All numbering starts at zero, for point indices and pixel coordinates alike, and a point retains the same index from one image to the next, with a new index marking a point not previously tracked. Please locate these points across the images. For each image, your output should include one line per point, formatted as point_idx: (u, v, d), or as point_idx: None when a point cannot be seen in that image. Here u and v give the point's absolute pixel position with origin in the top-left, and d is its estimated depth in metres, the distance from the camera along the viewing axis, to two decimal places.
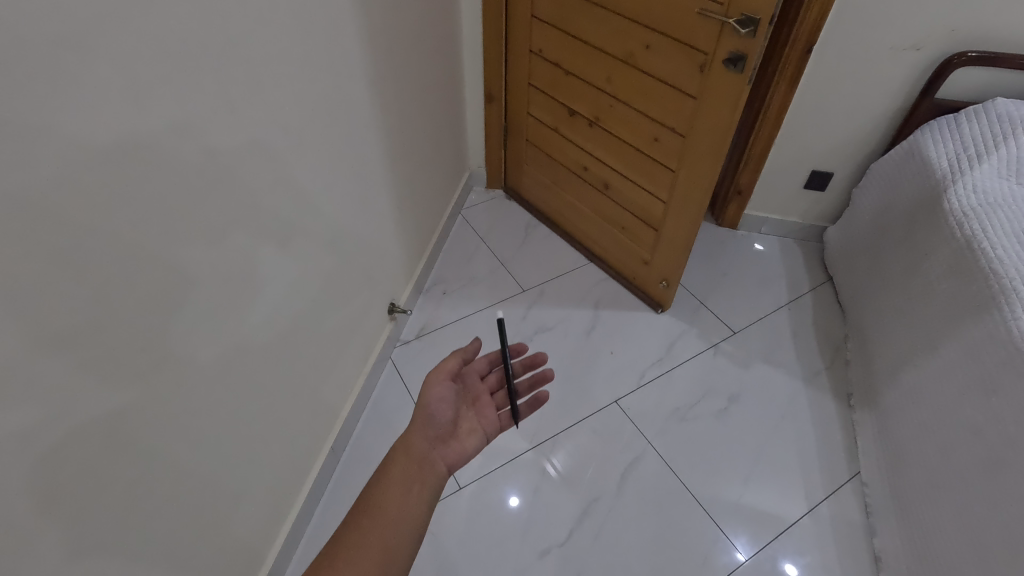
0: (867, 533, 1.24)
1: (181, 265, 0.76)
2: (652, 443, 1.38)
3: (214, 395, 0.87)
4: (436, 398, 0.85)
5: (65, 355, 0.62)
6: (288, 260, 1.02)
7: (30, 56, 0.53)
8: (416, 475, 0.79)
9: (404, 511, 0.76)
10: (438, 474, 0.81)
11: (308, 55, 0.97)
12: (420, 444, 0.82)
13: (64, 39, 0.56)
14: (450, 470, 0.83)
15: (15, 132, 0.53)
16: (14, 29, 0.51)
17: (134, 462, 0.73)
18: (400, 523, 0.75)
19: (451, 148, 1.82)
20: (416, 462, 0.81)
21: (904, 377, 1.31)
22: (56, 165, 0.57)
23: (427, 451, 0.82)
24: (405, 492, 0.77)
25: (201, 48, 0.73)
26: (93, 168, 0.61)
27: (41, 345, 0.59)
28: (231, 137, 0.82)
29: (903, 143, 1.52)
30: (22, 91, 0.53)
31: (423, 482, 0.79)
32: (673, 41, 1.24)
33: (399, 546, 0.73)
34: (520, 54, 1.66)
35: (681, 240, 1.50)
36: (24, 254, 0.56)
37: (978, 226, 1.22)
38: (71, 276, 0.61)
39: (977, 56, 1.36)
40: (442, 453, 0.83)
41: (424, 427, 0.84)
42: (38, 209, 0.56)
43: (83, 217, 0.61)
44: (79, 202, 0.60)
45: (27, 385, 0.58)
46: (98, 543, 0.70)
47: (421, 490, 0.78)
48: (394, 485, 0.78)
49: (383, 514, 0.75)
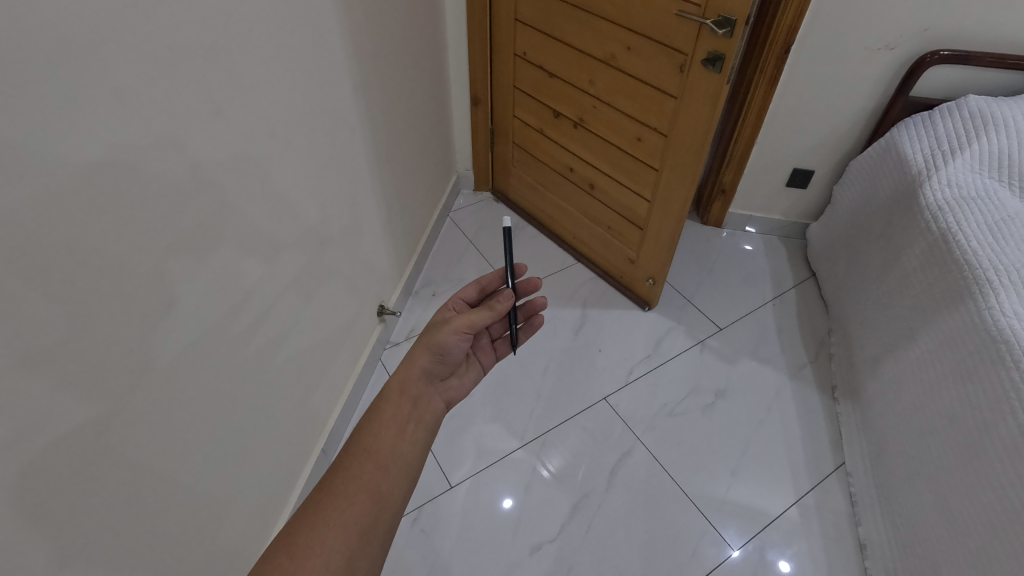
0: (851, 522, 1.26)
1: (167, 268, 0.76)
2: (640, 439, 1.40)
3: (203, 397, 0.88)
4: (454, 342, 0.83)
5: (49, 362, 0.62)
6: (275, 262, 1.03)
7: (11, 63, 0.54)
8: (409, 420, 0.78)
9: (396, 458, 0.74)
10: (430, 420, 0.81)
11: (293, 59, 0.99)
12: (419, 374, 0.82)
13: (41, 46, 0.56)
14: (446, 404, 0.86)
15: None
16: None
17: (120, 466, 0.73)
18: (391, 470, 0.72)
19: (438, 151, 1.84)
20: (409, 403, 0.79)
21: (885, 368, 1.33)
22: (38, 170, 0.58)
23: (423, 387, 0.83)
24: (398, 438, 0.76)
25: (184, 52, 0.74)
26: (74, 175, 0.62)
27: (25, 349, 0.59)
28: (218, 140, 0.83)
29: (880, 140, 1.55)
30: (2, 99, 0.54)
31: (419, 422, 0.79)
32: (653, 42, 1.26)
33: (390, 490, 0.71)
34: (505, 57, 1.68)
35: (666, 237, 1.52)
36: (6, 259, 0.56)
37: (953, 220, 1.25)
38: (52, 280, 0.61)
39: (949, 54, 1.40)
40: (438, 390, 0.85)
41: (429, 361, 0.83)
42: (20, 215, 0.57)
43: (65, 222, 0.61)
44: (60, 207, 0.61)
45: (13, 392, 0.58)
46: (86, 546, 0.70)
47: (415, 432, 0.78)
48: (387, 426, 0.76)
49: (375, 459, 0.72)
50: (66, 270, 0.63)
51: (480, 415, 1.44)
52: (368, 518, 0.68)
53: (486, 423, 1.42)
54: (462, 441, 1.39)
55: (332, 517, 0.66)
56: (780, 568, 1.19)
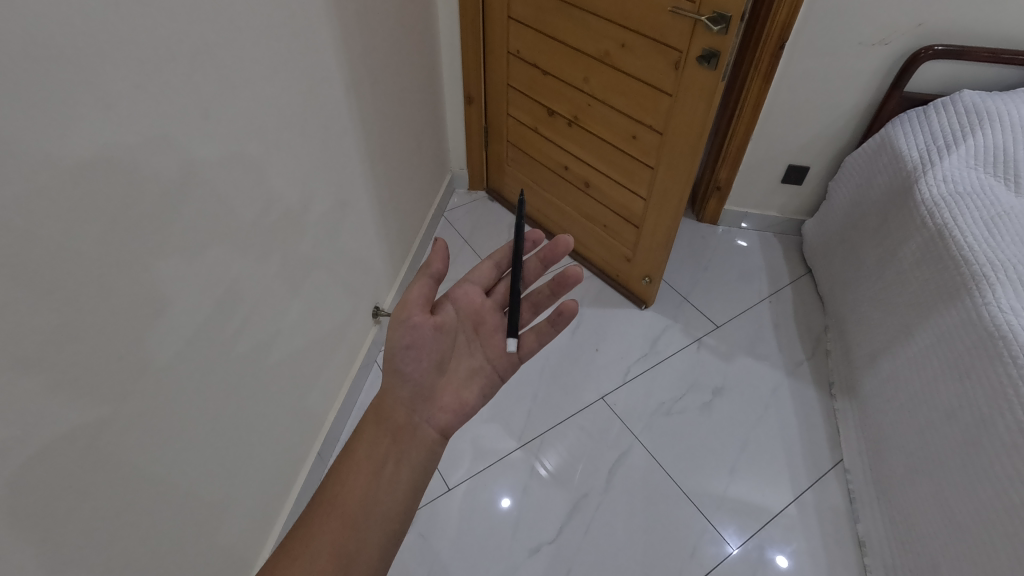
0: (850, 519, 1.26)
1: (156, 274, 0.75)
2: (639, 438, 1.40)
3: (197, 402, 0.86)
4: (402, 347, 0.78)
5: (38, 371, 0.61)
6: (268, 264, 1.01)
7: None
8: (386, 460, 0.75)
9: (366, 510, 0.70)
10: (415, 458, 0.76)
11: (284, 59, 0.97)
12: (396, 400, 0.78)
13: (31, 52, 0.55)
14: (442, 433, 0.79)
15: None
16: None
17: (112, 477, 0.72)
18: (359, 527, 0.69)
19: (432, 150, 1.83)
20: (388, 436, 0.76)
21: (882, 365, 1.33)
22: (26, 176, 0.56)
23: (406, 415, 0.78)
24: (371, 483, 0.72)
25: (173, 55, 0.73)
26: (65, 182, 0.60)
27: (12, 358, 0.58)
28: (208, 143, 0.81)
29: (875, 136, 1.55)
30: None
31: (400, 460, 0.75)
32: (648, 39, 1.25)
33: (358, 551, 0.67)
34: (499, 55, 1.67)
35: (662, 235, 1.51)
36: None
37: (948, 215, 1.25)
38: (42, 290, 0.60)
39: (943, 49, 1.39)
40: (428, 416, 0.79)
41: (398, 385, 0.79)
42: (8, 223, 0.55)
43: (53, 231, 0.60)
44: (46, 216, 0.59)
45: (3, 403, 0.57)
46: (77, 557, 0.69)
47: (395, 472, 0.74)
48: (360, 468, 0.73)
49: (339, 515, 0.69)
50: (53, 277, 0.61)
51: (476, 415, 1.43)
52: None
53: (482, 423, 1.42)
54: (460, 442, 1.38)
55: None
56: (778, 563, 1.19)
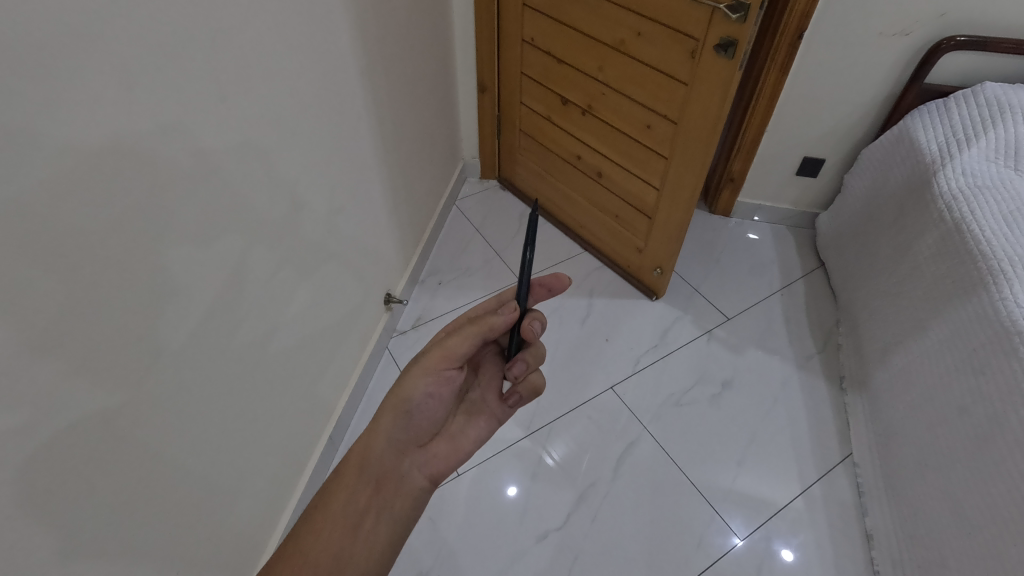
0: (858, 513, 1.26)
1: (173, 256, 0.76)
2: (647, 428, 1.40)
3: (210, 383, 0.88)
4: (423, 392, 0.82)
5: (56, 347, 0.62)
6: (280, 249, 1.02)
7: (25, 47, 0.54)
8: (367, 512, 0.78)
9: (341, 561, 0.74)
10: (397, 507, 0.80)
11: (301, 45, 0.98)
12: (385, 446, 0.81)
13: (52, 35, 0.56)
14: (432, 478, 0.84)
15: (12, 125, 0.54)
16: (12, 20, 0.52)
17: (127, 457, 0.73)
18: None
19: (444, 139, 1.82)
20: (370, 487, 0.80)
21: (895, 359, 1.32)
22: (51, 153, 0.58)
23: (392, 461, 0.82)
24: (349, 537, 0.76)
25: (191, 38, 0.74)
26: (85, 160, 0.62)
27: (34, 336, 0.59)
28: (225, 127, 0.82)
29: (893, 128, 1.53)
30: (17, 83, 0.54)
31: (381, 512, 0.79)
32: (664, 28, 1.24)
33: None
34: (513, 43, 1.66)
35: (674, 226, 1.50)
36: (21, 246, 0.57)
37: (967, 209, 1.23)
38: (65, 266, 0.62)
39: (966, 40, 1.37)
40: (417, 463, 0.83)
41: (397, 429, 0.82)
42: (30, 200, 0.57)
43: (76, 207, 0.62)
44: (67, 191, 0.60)
45: (18, 380, 0.58)
46: (95, 535, 0.70)
47: (376, 522, 0.78)
48: (337, 525, 0.76)
49: (313, 567, 0.73)
50: (76, 254, 0.63)
51: None
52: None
53: None
54: None
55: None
56: (783, 557, 1.19)
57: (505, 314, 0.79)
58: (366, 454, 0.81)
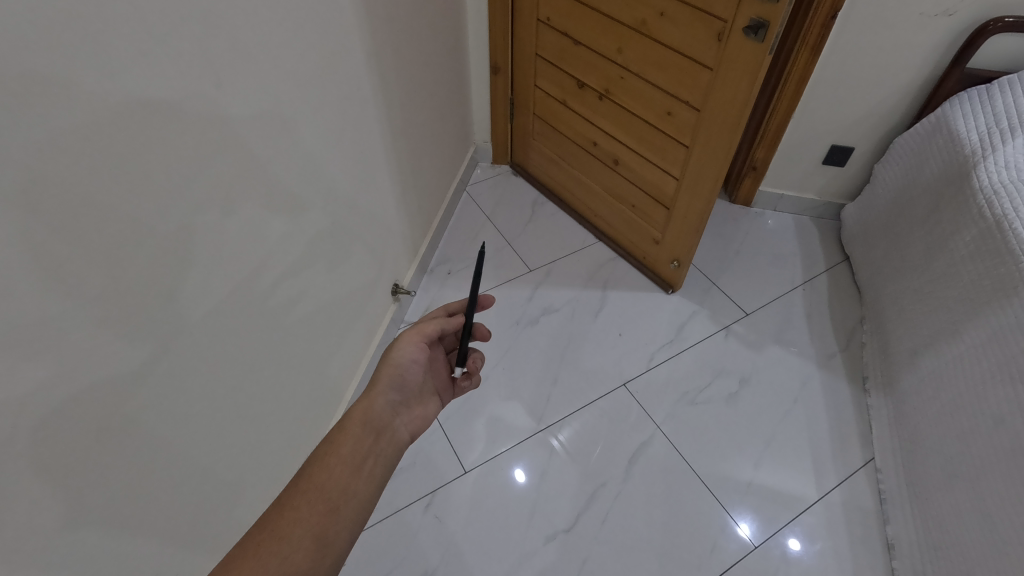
0: (879, 520, 1.21)
1: (178, 252, 0.72)
2: (660, 427, 1.36)
3: (215, 383, 0.84)
4: (410, 358, 0.85)
5: (43, 358, 0.57)
6: (290, 241, 0.98)
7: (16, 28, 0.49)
8: (367, 456, 0.76)
9: (347, 497, 0.71)
10: (390, 455, 0.78)
11: (308, 24, 0.93)
12: (384, 404, 0.82)
13: (46, 18, 0.51)
14: (413, 435, 0.84)
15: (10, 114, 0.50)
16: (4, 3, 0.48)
17: (129, 461, 0.70)
18: (341, 512, 0.70)
19: (456, 122, 1.77)
20: (371, 436, 0.78)
21: (925, 361, 1.27)
22: (62, 143, 0.55)
23: (388, 417, 0.82)
24: (353, 476, 0.73)
25: (196, 18, 0.68)
26: (87, 152, 0.57)
27: (37, 338, 0.56)
28: (233, 115, 0.78)
29: (930, 116, 1.45)
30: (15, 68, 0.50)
31: (378, 457, 0.77)
32: (689, 9, 1.17)
33: (338, 533, 0.68)
34: (528, 22, 1.59)
35: (694, 217, 1.44)
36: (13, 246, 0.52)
37: (1010, 205, 1.16)
38: (63, 269, 0.58)
39: (1014, 21, 1.28)
40: (405, 420, 0.83)
41: (391, 389, 0.83)
42: (33, 195, 0.53)
43: (77, 202, 0.58)
44: (72, 181, 0.57)
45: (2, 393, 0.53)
46: (96, 541, 0.67)
47: (374, 468, 0.75)
48: (343, 464, 0.73)
49: (325, 499, 0.70)
50: (78, 252, 0.59)
51: (494, 396, 1.41)
52: (310, 566, 0.65)
53: (501, 401, 1.40)
54: (475, 425, 1.36)
55: (268, 563, 0.63)
56: (792, 547, 1.18)
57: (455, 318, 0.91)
58: (369, 410, 0.80)
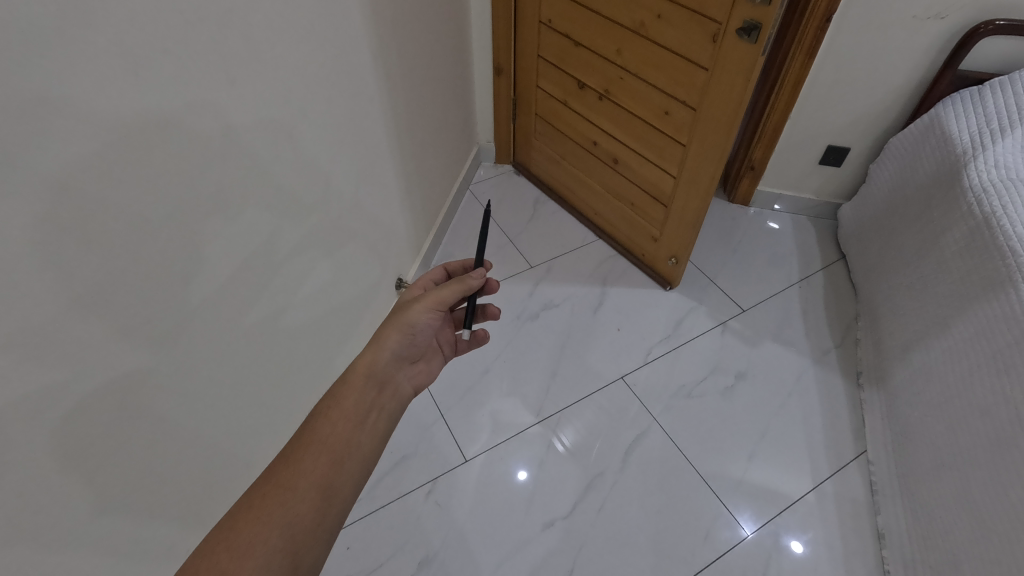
0: (870, 511, 1.24)
1: (191, 241, 0.76)
2: (657, 419, 1.39)
3: (226, 366, 0.88)
4: (425, 322, 0.86)
5: (57, 339, 0.60)
6: (298, 233, 1.02)
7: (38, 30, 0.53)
8: (370, 410, 0.80)
9: (351, 451, 0.75)
10: (393, 408, 0.84)
11: (315, 24, 0.96)
12: (389, 357, 0.84)
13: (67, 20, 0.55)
14: (416, 387, 0.90)
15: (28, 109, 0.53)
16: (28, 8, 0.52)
17: (144, 440, 0.74)
18: (344, 465, 0.74)
19: (459, 121, 1.80)
20: (374, 390, 0.82)
21: (916, 356, 1.29)
22: (82, 135, 0.59)
23: (391, 370, 0.85)
24: (355, 429, 0.77)
25: (208, 19, 0.72)
26: (105, 143, 0.61)
27: (57, 318, 0.60)
28: (243, 111, 0.82)
29: (924, 117, 1.47)
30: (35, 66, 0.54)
31: (381, 410, 0.82)
32: (686, 11, 1.20)
33: (342, 484, 0.72)
34: (530, 24, 1.63)
35: (691, 214, 1.47)
36: (35, 231, 0.56)
37: (999, 202, 1.18)
38: (85, 254, 0.62)
39: (1005, 24, 1.31)
40: (408, 374, 0.89)
41: (401, 346, 0.85)
42: (55, 183, 0.57)
43: (98, 190, 0.61)
44: (91, 172, 0.60)
45: (25, 368, 0.57)
46: (110, 514, 0.71)
47: (377, 421, 0.80)
48: (346, 417, 0.77)
49: (330, 452, 0.73)
50: (96, 239, 0.62)
51: (496, 389, 1.44)
52: (316, 514, 0.68)
53: (502, 394, 1.43)
54: (476, 416, 1.39)
55: (274, 512, 0.66)
56: (793, 549, 1.19)
57: (478, 273, 0.89)
58: (374, 363, 0.83)
